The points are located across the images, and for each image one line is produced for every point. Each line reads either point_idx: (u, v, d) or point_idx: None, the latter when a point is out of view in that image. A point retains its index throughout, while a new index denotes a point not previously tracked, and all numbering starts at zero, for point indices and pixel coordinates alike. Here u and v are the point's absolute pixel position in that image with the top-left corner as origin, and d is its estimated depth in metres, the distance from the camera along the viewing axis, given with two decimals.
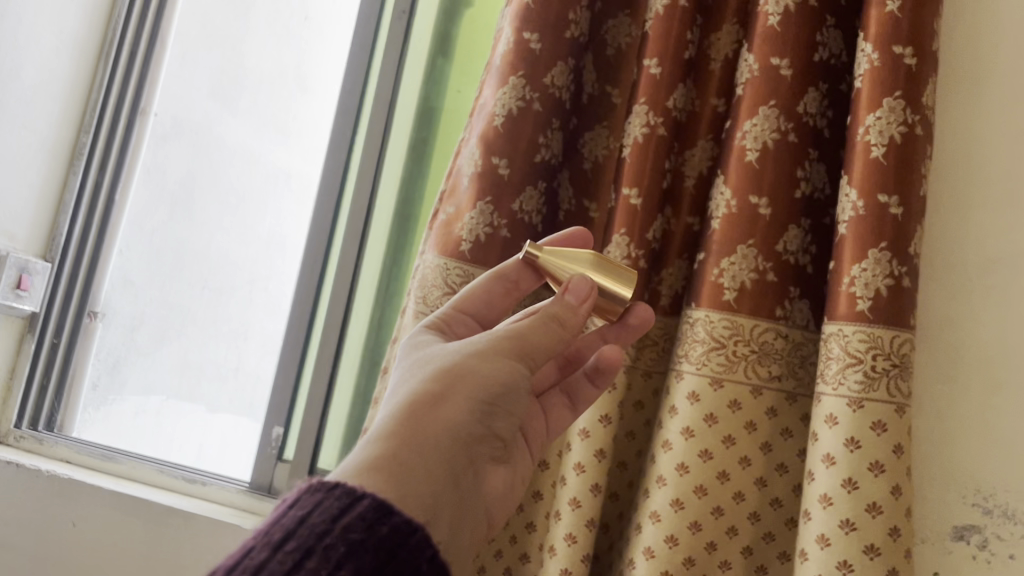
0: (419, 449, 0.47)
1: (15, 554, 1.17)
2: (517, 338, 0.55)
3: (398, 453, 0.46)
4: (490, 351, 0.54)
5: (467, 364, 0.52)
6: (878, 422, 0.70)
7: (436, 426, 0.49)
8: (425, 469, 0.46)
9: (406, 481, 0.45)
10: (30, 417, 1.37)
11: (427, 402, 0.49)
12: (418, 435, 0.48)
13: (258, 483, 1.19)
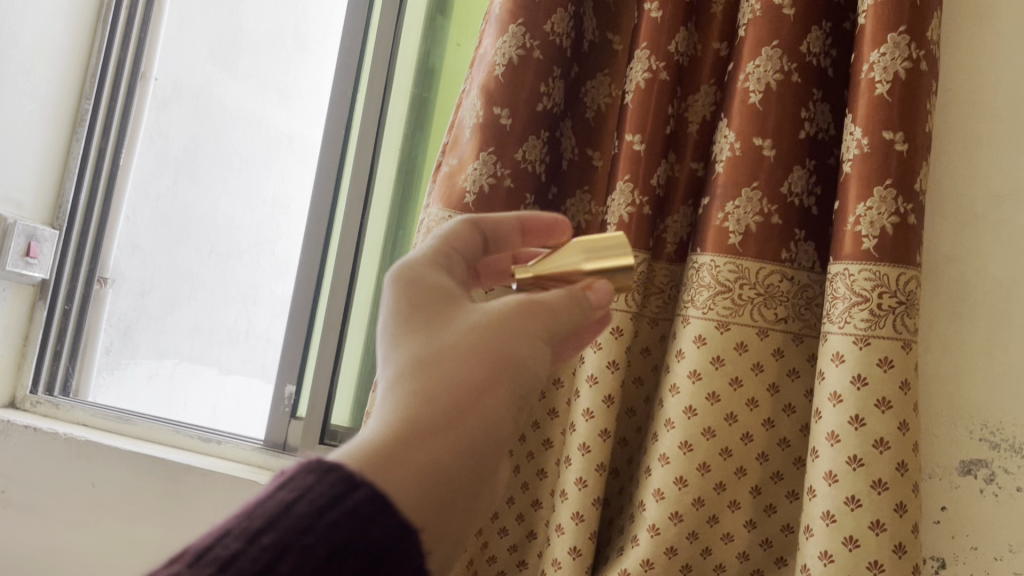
0: (443, 434, 0.42)
1: (38, 516, 1.19)
2: (547, 307, 0.50)
3: (418, 428, 0.41)
4: (521, 320, 0.48)
5: (500, 333, 0.47)
6: (884, 359, 0.70)
7: (470, 412, 0.44)
8: (449, 459, 0.42)
9: (432, 472, 0.40)
10: (45, 383, 1.38)
11: (452, 367, 0.44)
12: (448, 418, 0.43)
13: (273, 441, 1.21)
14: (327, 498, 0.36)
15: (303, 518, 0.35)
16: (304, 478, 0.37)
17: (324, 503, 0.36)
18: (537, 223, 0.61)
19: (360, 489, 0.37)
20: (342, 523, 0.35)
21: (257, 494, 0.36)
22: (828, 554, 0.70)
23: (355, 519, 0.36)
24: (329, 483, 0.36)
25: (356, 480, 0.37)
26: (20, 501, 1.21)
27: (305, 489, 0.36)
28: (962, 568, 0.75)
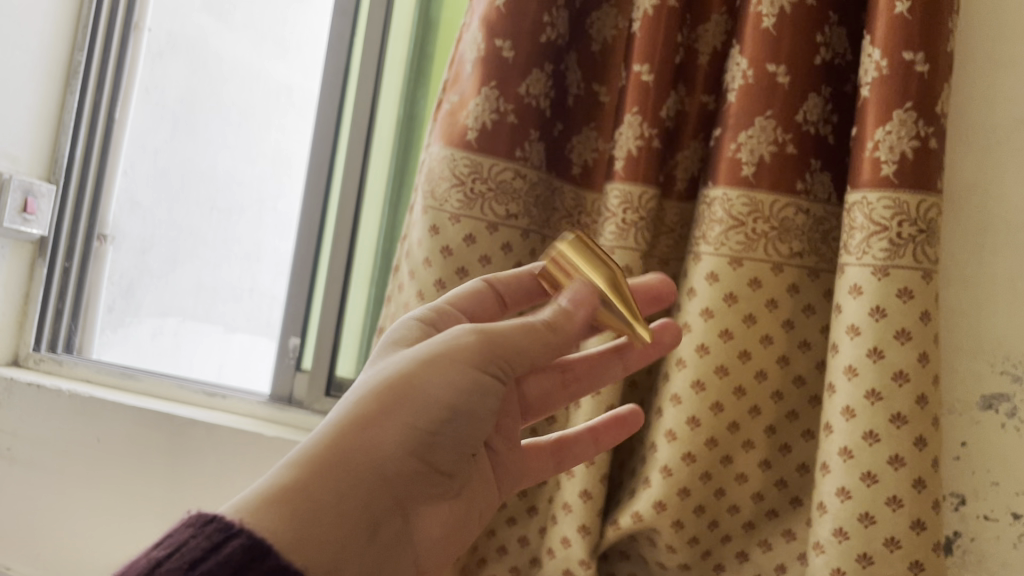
0: (330, 481, 0.46)
1: (44, 472, 1.18)
2: (482, 343, 0.52)
3: (318, 483, 0.46)
4: (442, 361, 0.50)
5: (417, 376, 0.50)
6: (903, 290, 0.67)
7: (360, 460, 0.48)
8: (332, 503, 0.46)
9: (309, 514, 0.45)
10: (48, 340, 1.38)
11: (378, 426, 0.49)
12: (337, 466, 0.47)
13: (279, 394, 1.20)
14: (201, 549, 0.39)
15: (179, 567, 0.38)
16: (181, 535, 0.40)
17: (198, 554, 0.39)
18: (513, 288, 0.64)
19: (235, 541, 0.40)
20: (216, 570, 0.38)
21: (139, 555, 0.40)
22: (845, 491, 0.68)
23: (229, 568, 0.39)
24: (205, 538, 0.40)
25: (232, 532, 0.41)
26: (26, 457, 1.20)
27: (182, 545, 0.40)
28: (983, 504, 0.74)
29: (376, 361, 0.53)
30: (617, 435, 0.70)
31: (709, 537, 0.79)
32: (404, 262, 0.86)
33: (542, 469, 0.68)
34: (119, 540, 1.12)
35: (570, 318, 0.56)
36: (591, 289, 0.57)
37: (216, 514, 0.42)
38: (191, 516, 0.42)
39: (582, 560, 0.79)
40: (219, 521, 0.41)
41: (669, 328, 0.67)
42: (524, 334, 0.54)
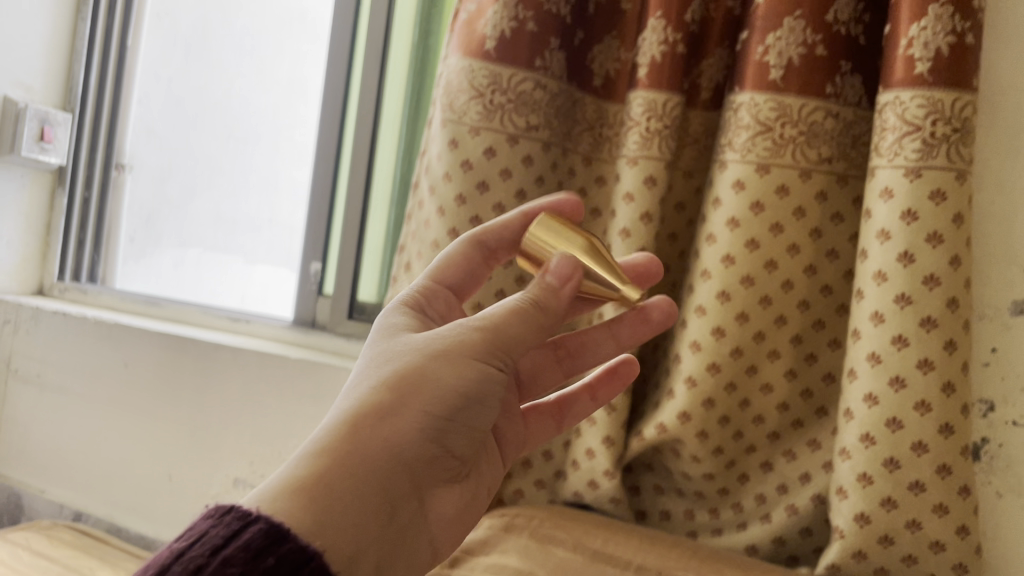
0: (350, 470, 0.43)
1: (74, 397, 1.20)
2: (486, 330, 0.48)
3: (336, 477, 0.42)
4: (450, 353, 0.47)
5: (426, 367, 0.47)
6: (936, 192, 0.66)
7: (377, 453, 0.44)
8: (355, 492, 0.42)
9: (335, 505, 0.41)
10: (71, 270, 1.41)
11: (392, 419, 0.45)
12: (356, 454, 0.43)
13: (302, 318, 1.20)
14: (218, 538, 0.37)
15: (198, 559, 0.36)
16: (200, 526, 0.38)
17: (219, 542, 0.37)
18: (500, 238, 0.62)
19: (255, 526, 0.38)
20: (234, 557, 0.36)
21: (159, 551, 0.37)
22: (872, 397, 0.68)
23: (248, 552, 0.36)
24: (224, 526, 0.38)
25: (252, 517, 0.38)
26: (55, 383, 1.22)
27: (201, 536, 0.37)
28: (1013, 410, 0.73)
29: (377, 349, 0.50)
30: (614, 388, 0.67)
31: (734, 447, 0.79)
32: (423, 178, 0.85)
33: (544, 430, 0.65)
34: (150, 463, 1.15)
35: (554, 292, 0.52)
36: (571, 264, 0.53)
37: (235, 505, 0.39)
38: (210, 508, 0.40)
39: (606, 471, 0.80)
40: (238, 510, 0.39)
41: (653, 304, 0.63)
42: (517, 315, 0.49)
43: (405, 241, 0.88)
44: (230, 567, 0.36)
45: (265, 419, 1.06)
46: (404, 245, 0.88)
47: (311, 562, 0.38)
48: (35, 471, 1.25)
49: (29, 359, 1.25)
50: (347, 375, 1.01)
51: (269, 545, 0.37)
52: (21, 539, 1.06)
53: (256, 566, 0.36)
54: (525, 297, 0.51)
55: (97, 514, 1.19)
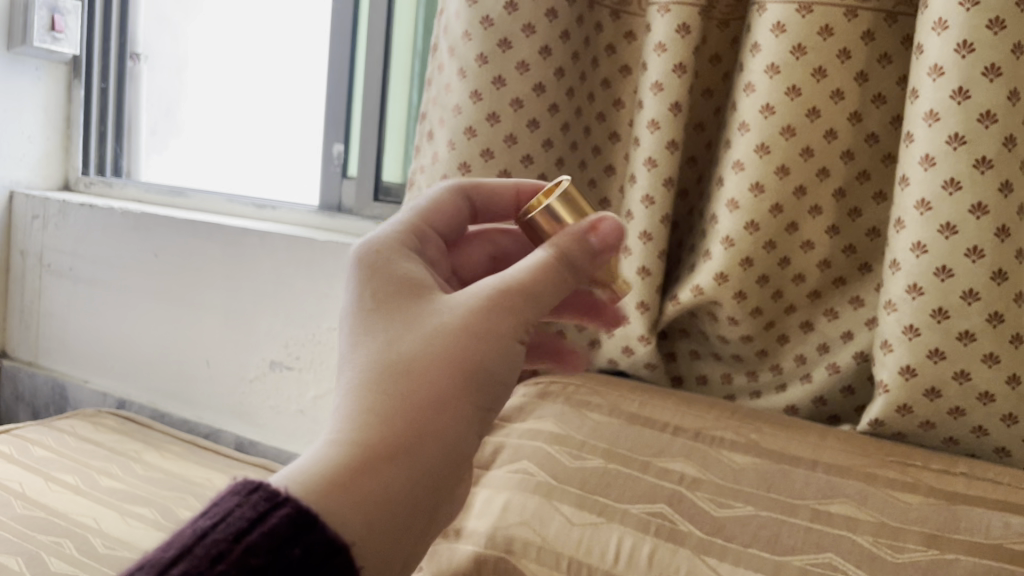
0: (401, 466, 0.40)
1: (107, 288, 1.21)
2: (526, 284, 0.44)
3: (373, 466, 0.39)
4: (492, 311, 0.43)
5: (472, 333, 0.43)
6: (995, 20, 0.61)
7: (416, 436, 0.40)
8: (397, 486, 0.39)
9: (380, 502, 0.38)
10: (95, 165, 1.40)
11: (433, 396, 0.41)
12: (403, 441, 0.40)
13: (327, 203, 1.19)
14: (244, 520, 0.35)
15: (221, 543, 0.34)
16: (227, 503, 0.36)
17: (242, 526, 0.35)
18: (489, 198, 0.56)
19: (282, 510, 0.36)
20: (259, 545, 0.34)
21: (183, 526, 0.36)
22: (921, 246, 0.65)
23: (272, 541, 0.34)
24: (249, 506, 0.36)
25: (279, 500, 0.36)
26: (86, 275, 1.23)
27: (224, 515, 0.35)
28: None
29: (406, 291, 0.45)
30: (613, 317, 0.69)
31: (774, 308, 0.77)
32: (442, 41, 0.81)
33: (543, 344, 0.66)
34: (186, 350, 1.16)
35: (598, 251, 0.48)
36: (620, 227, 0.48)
37: (261, 482, 0.37)
38: (237, 481, 0.38)
39: (641, 336, 0.79)
40: (264, 488, 0.37)
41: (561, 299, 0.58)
42: (553, 274, 0.45)
43: (426, 110, 0.84)
44: (253, 557, 0.34)
45: (297, 302, 1.06)
46: (425, 114, 0.85)
47: (334, 553, 0.36)
48: (75, 362, 1.27)
49: (60, 253, 1.25)
50: None
51: (295, 536, 0.35)
52: (66, 425, 1.09)
53: (278, 558, 0.34)
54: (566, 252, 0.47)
55: (139, 401, 1.21)
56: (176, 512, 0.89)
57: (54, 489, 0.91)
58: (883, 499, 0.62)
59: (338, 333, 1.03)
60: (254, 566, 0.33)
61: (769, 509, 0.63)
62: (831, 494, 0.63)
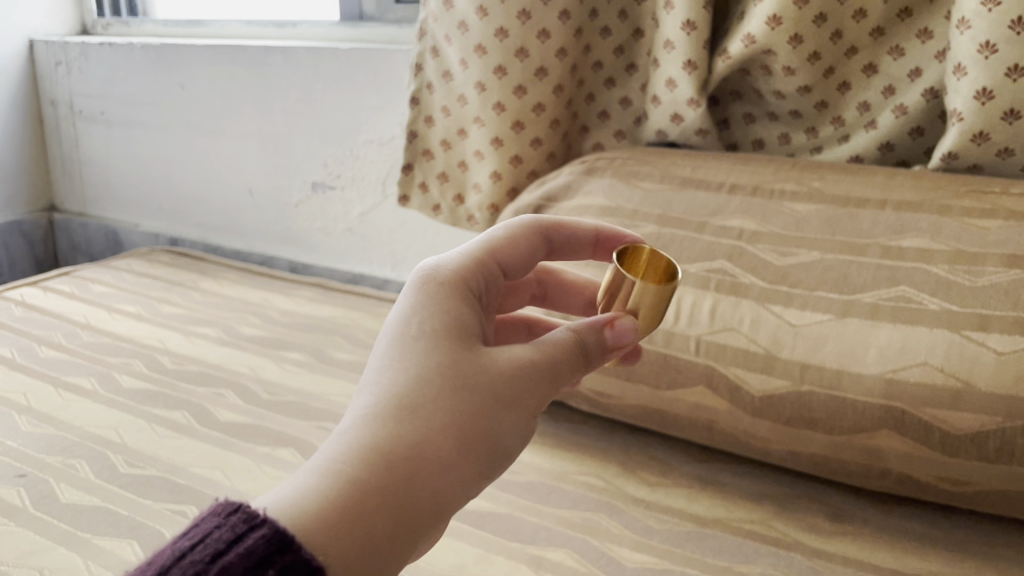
0: (418, 526, 0.33)
1: (142, 127, 1.20)
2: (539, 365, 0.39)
3: (393, 520, 0.32)
4: (520, 394, 0.38)
5: (502, 414, 0.37)
6: None
7: (440, 495, 0.34)
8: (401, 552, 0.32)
9: (370, 550, 0.31)
10: (110, 5, 1.38)
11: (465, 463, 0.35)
12: (412, 506, 0.32)
13: (349, 13, 1.12)
14: (222, 543, 0.28)
15: (192, 567, 0.27)
16: (205, 525, 0.29)
17: (219, 549, 0.28)
18: (566, 238, 0.49)
19: (262, 530, 0.29)
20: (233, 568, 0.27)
21: (153, 553, 0.29)
22: None
23: (247, 565, 0.27)
24: (227, 528, 0.28)
25: (259, 519, 0.29)
26: (120, 116, 1.22)
27: (203, 537, 0.28)
28: None
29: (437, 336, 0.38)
30: None
31: (833, 51, 0.71)
32: None
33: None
34: (228, 182, 1.15)
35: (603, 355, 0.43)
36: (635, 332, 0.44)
37: (242, 503, 0.30)
38: (216, 503, 0.30)
39: (691, 100, 0.75)
40: (245, 508, 0.29)
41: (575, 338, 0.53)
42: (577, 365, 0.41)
43: None
44: None
45: (329, 118, 1.02)
46: None
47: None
48: (124, 206, 1.28)
49: (89, 98, 1.24)
50: (403, 58, 0.94)
51: (276, 559, 0.28)
52: (122, 263, 1.11)
53: None
54: (576, 337, 0.42)
55: (191, 238, 1.22)
56: (237, 329, 0.91)
57: (117, 317, 0.93)
58: (959, 227, 0.58)
59: (375, 146, 1.00)
60: None
61: (835, 251, 0.61)
62: (901, 230, 0.60)
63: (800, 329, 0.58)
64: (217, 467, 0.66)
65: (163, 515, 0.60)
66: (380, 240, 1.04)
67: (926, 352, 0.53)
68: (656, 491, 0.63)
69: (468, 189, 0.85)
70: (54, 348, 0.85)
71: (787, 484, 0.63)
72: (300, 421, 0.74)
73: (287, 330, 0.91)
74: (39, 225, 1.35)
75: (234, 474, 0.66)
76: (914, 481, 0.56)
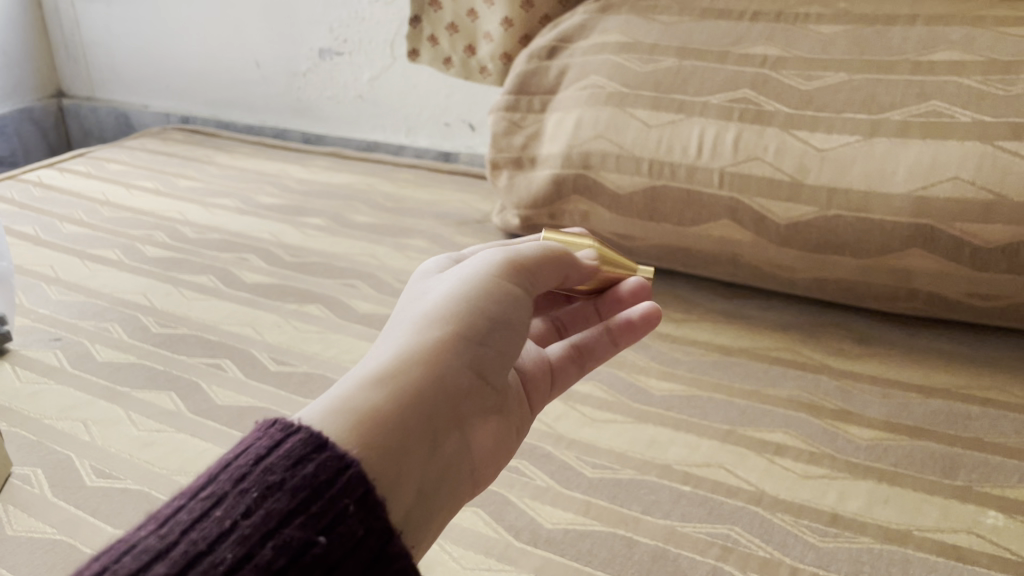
0: (415, 399, 0.31)
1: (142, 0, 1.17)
2: (517, 265, 0.37)
3: (385, 396, 0.31)
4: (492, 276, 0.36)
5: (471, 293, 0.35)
6: None
7: (433, 370, 0.32)
8: (405, 419, 0.31)
9: (381, 436, 0.30)
10: None
11: (454, 338, 0.34)
12: (401, 379, 0.32)
13: None
14: (264, 449, 0.27)
15: (239, 471, 0.26)
16: (248, 437, 0.28)
17: (261, 455, 0.27)
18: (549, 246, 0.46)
19: (299, 436, 0.27)
20: (273, 469, 0.26)
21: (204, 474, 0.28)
22: None
23: (288, 464, 0.26)
24: (268, 437, 0.27)
25: (294, 428, 0.28)
26: None
27: (246, 448, 0.27)
28: None
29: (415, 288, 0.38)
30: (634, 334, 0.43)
31: None
32: None
33: (562, 381, 0.42)
34: (234, 55, 1.12)
35: (585, 256, 0.40)
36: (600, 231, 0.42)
37: (277, 418, 0.29)
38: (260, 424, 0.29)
39: None
40: (281, 421, 0.28)
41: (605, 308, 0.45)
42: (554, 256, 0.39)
43: None
44: (270, 477, 0.26)
45: None
46: None
47: (351, 468, 0.27)
48: (132, 86, 1.26)
49: None
50: None
51: (314, 456, 0.27)
52: (136, 143, 1.10)
53: (293, 478, 0.26)
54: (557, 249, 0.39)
55: (202, 116, 1.20)
56: (256, 199, 0.91)
57: (136, 193, 0.93)
58: (993, 37, 0.56)
59: (380, 5, 0.97)
60: (270, 486, 0.25)
61: (862, 72, 0.58)
62: (933, 44, 0.57)
63: (826, 153, 0.57)
64: (247, 324, 0.67)
65: (197, 369, 0.62)
66: (393, 104, 1.02)
67: (958, 166, 0.52)
68: (682, 326, 0.63)
69: (480, 40, 0.83)
70: (76, 223, 0.86)
71: (816, 314, 0.63)
72: (325, 279, 0.74)
73: (305, 197, 0.90)
74: (49, 112, 1.33)
75: (264, 329, 0.67)
76: (943, 301, 0.56)
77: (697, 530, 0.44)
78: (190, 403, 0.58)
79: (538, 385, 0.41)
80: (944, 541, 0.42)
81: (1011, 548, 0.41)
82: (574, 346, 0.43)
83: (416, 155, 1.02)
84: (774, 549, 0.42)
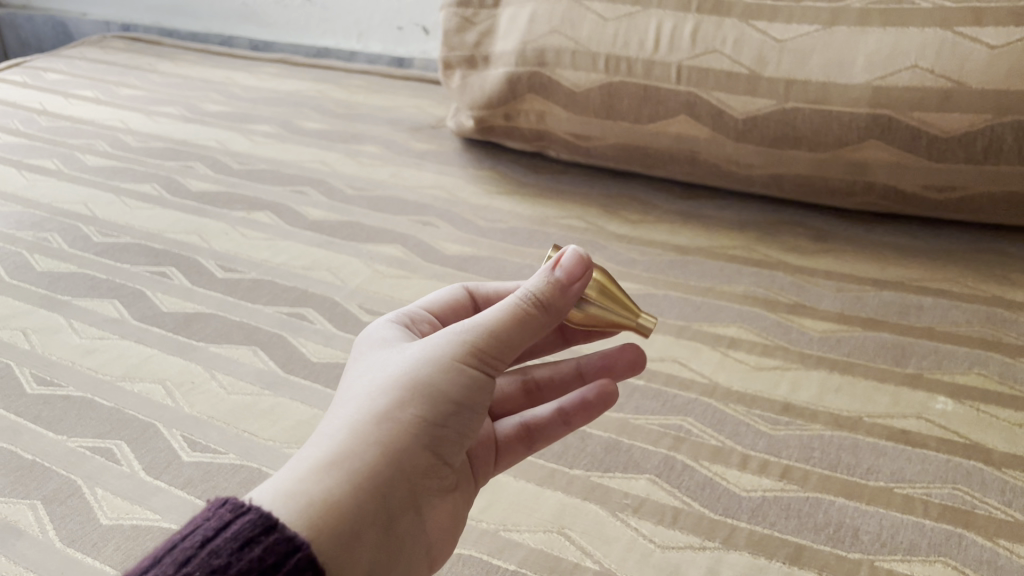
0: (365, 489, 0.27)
1: None
2: (477, 333, 0.30)
3: (334, 485, 0.27)
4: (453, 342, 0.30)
5: (430, 368, 0.29)
6: None
7: (384, 459, 0.28)
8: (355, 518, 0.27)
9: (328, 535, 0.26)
10: None
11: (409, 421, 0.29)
12: (351, 469, 0.27)
13: None
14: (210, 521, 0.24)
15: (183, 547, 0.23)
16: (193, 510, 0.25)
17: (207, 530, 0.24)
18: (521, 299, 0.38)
19: (246, 516, 0.24)
20: (220, 551, 0.23)
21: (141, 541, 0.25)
22: None
23: (235, 547, 0.23)
24: (213, 513, 0.24)
25: (242, 507, 0.25)
26: None
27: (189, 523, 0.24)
28: None
29: (376, 343, 0.32)
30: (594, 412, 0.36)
31: None
32: None
33: (508, 457, 0.36)
34: None
35: (566, 299, 0.31)
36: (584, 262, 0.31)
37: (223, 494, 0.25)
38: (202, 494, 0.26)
39: None
40: (227, 499, 0.25)
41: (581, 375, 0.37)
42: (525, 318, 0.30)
43: None
44: (215, 560, 0.23)
45: None
46: None
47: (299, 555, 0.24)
48: None
49: None
50: None
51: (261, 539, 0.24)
52: (75, 52, 1.04)
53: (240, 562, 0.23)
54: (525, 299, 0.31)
55: (144, 24, 1.15)
56: (200, 106, 0.87)
57: (74, 102, 0.89)
58: None
59: None
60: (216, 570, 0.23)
61: None
62: None
63: (786, 43, 0.56)
64: (193, 232, 0.65)
65: (142, 277, 0.60)
66: (342, 8, 0.98)
67: (917, 54, 0.52)
68: (638, 227, 0.62)
69: None
70: (12, 133, 0.82)
71: (771, 212, 0.62)
72: (274, 186, 0.72)
73: (252, 105, 0.87)
74: None
75: (211, 237, 0.65)
76: (897, 195, 0.55)
77: (650, 421, 0.44)
78: (134, 310, 0.56)
79: (481, 462, 0.35)
80: (894, 426, 0.42)
81: (958, 431, 0.42)
82: (525, 423, 0.36)
83: (368, 61, 0.98)
84: (726, 438, 0.42)
